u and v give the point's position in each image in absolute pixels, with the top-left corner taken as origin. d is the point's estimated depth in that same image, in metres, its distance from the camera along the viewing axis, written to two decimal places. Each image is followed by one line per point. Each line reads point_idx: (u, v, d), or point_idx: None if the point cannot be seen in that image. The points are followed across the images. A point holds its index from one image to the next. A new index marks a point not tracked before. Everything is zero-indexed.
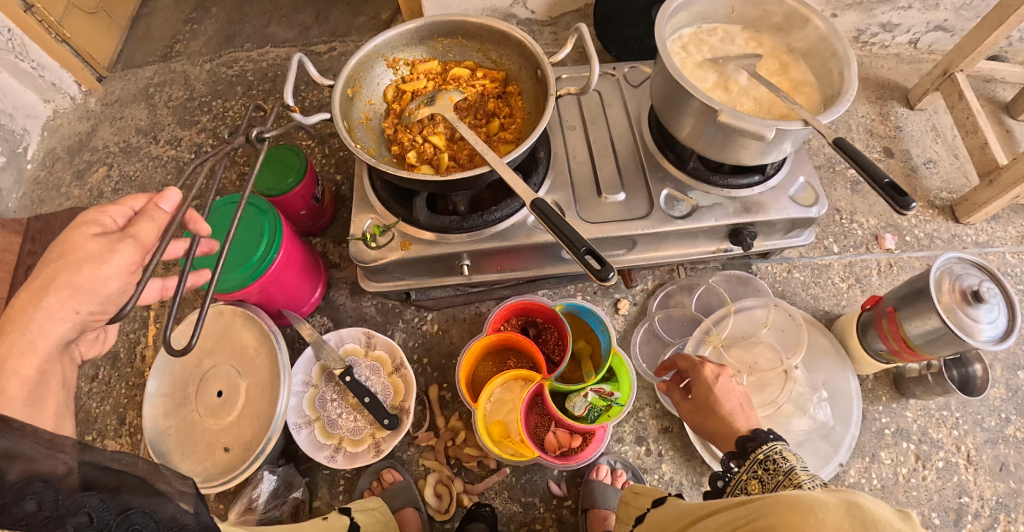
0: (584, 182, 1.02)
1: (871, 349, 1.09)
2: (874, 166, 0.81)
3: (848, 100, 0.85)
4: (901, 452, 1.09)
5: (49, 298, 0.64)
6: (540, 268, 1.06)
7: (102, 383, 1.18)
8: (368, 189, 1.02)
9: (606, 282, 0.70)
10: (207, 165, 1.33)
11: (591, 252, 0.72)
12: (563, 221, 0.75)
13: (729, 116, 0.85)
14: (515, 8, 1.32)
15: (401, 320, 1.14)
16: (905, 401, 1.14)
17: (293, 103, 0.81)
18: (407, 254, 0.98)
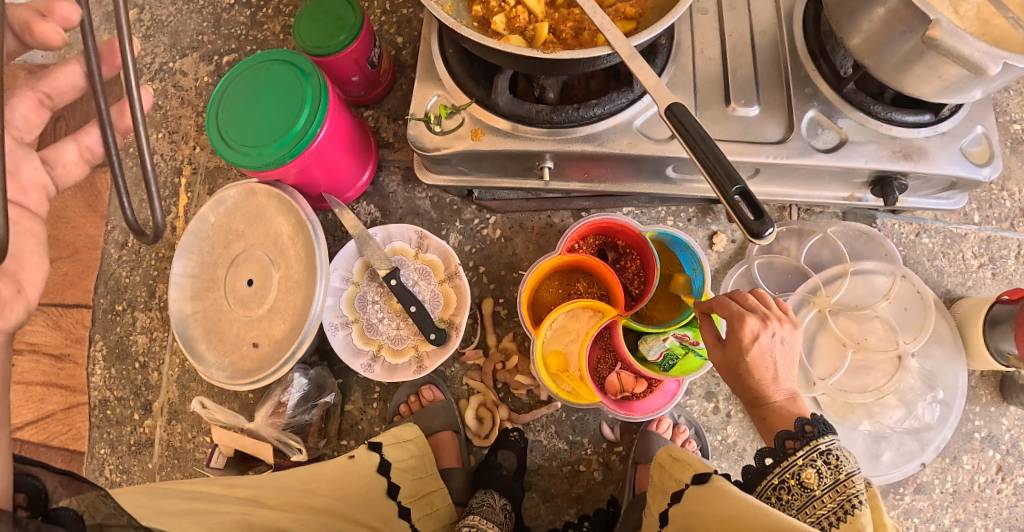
0: (710, 87, 0.83)
1: (996, 348, 0.91)
2: None
3: None
4: (985, 459, 0.94)
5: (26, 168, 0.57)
6: (634, 184, 0.88)
7: (132, 251, 1.08)
8: (439, 63, 0.83)
9: (760, 240, 0.54)
10: (249, 13, 1.12)
11: (745, 194, 0.55)
12: (705, 142, 0.56)
13: (945, 31, 0.65)
14: None
15: (458, 220, 0.98)
16: (1005, 406, 0.96)
17: None
18: (477, 145, 0.81)
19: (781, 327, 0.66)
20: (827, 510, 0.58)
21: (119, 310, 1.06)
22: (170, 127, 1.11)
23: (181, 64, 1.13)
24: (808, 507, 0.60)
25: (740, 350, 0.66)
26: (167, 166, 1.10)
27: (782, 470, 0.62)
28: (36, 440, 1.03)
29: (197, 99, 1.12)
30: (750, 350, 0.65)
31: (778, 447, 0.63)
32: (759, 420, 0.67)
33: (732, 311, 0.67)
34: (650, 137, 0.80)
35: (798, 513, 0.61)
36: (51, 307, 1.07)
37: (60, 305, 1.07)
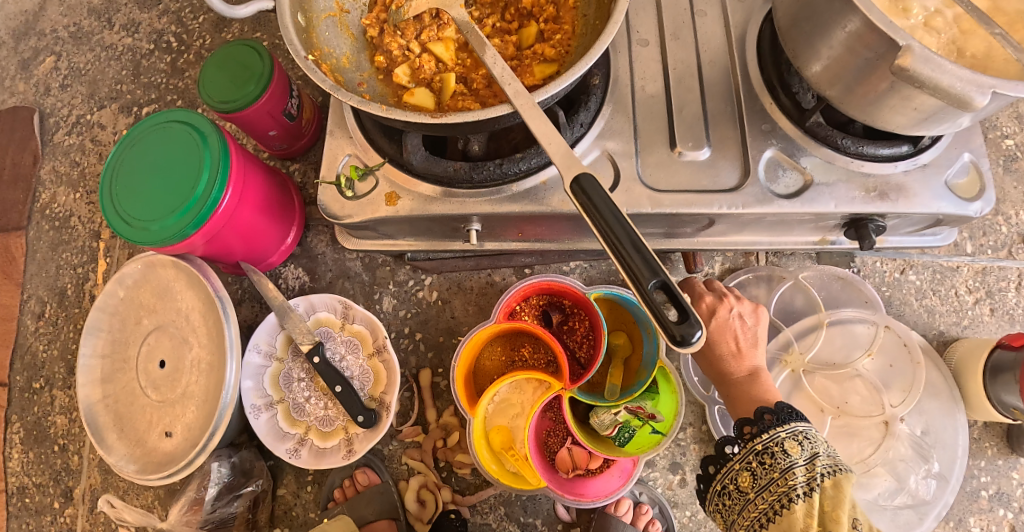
0: (654, 128, 0.73)
1: (1000, 400, 0.80)
2: None
3: None
4: (995, 521, 0.83)
5: None
6: (574, 239, 0.79)
7: (49, 323, 1.01)
8: (349, 117, 0.73)
9: (686, 346, 0.45)
10: (169, 59, 1.05)
11: (665, 287, 0.46)
12: (620, 225, 0.47)
13: (917, 59, 0.53)
14: None
15: (393, 283, 0.89)
16: (1014, 459, 0.85)
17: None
18: (392, 211, 0.71)
19: (738, 304, 0.74)
20: (760, 511, 0.59)
21: (36, 388, 0.99)
22: (87, 186, 1.05)
23: (99, 116, 1.06)
24: (747, 510, 0.61)
25: (703, 323, 0.73)
26: (85, 230, 1.04)
27: (722, 475, 0.64)
28: None
29: None
30: (711, 322, 0.72)
31: (718, 453, 0.65)
32: (728, 398, 0.70)
33: (695, 292, 0.77)
34: None
35: (739, 516, 0.62)
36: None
37: None
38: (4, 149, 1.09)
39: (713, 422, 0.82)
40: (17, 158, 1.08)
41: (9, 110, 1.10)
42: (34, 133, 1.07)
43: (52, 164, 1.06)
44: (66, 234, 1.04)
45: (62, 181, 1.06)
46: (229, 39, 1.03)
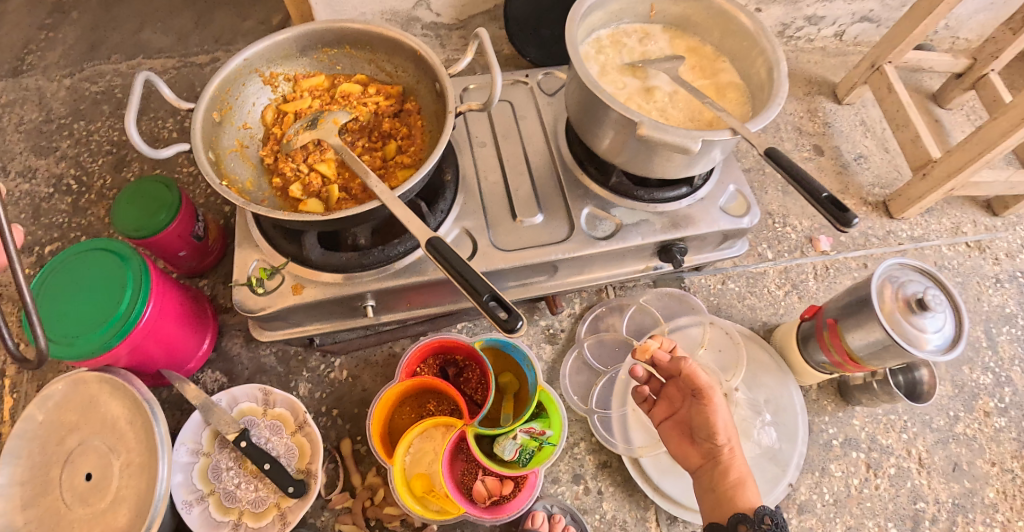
0: (499, 206, 0.95)
1: (813, 361, 1.04)
2: (807, 178, 0.78)
3: (777, 103, 0.81)
4: (851, 462, 1.05)
5: None
6: (456, 302, 0.97)
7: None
8: (255, 228, 0.89)
9: (514, 332, 0.64)
10: (70, 200, 1.14)
11: (495, 298, 0.65)
12: (459, 263, 0.67)
13: (650, 128, 0.79)
14: (418, 11, 1.14)
15: (305, 370, 1.01)
16: (850, 408, 1.09)
17: (135, 136, 0.69)
18: (298, 299, 0.86)
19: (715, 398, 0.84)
20: None
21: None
22: None
23: None
24: None
25: (707, 424, 0.82)
26: None
27: None
28: None
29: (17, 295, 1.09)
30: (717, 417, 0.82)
31: (731, 525, 0.75)
32: (713, 498, 0.80)
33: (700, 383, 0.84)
34: None
35: None
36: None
37: None
38: None
39: (596, 429, 0.98)
40: None
41: None
42: None
43: None
44: None
45: None
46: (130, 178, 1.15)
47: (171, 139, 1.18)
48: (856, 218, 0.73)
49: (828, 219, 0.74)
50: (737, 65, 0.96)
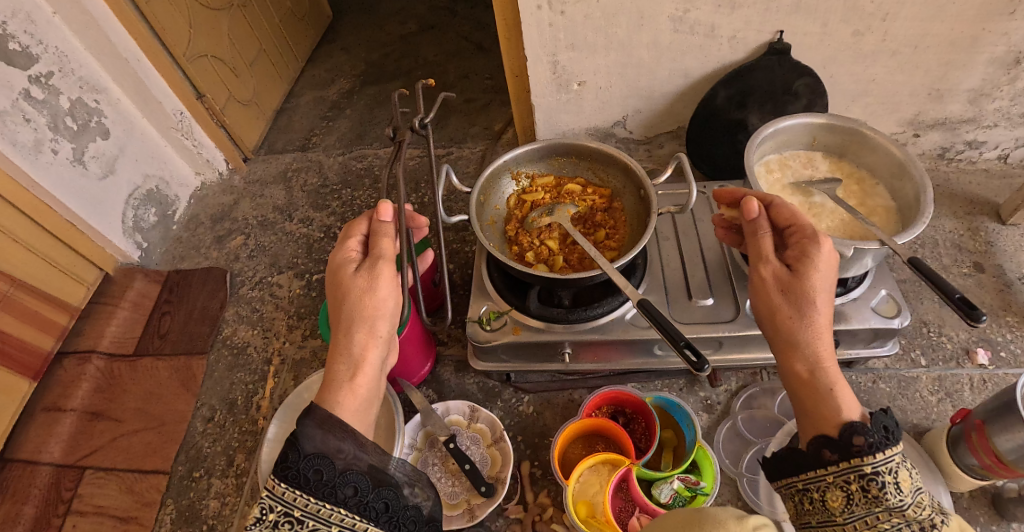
0: (677, 288, 1.16)
1: (964, 464, 1.07)
2: (945, 280, 0.93)
3: (923, 222, 0.98)
4: None
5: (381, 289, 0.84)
6: (631, 362, 1.16)
7: (216, 426, 1.38)
8: (485, 278, 1.17)
9: (702, 373, 0.79)
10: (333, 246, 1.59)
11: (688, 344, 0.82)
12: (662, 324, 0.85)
13: None
14: (615, 129, 1.49)
15: (500, 400, 1.23)
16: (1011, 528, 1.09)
17: (439, 203, 0.99)
18: (517, 337, 1.10)
19: None
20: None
21: (195, 476, 1.33)
22: (263, 325, 1.50)
23: (278, 278, 1.57)
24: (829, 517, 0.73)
25: None
26: (258, 356, 1.46)
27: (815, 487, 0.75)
28: None
29: (289, 304, 1.52)
30: None
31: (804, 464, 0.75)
32: None
33: None
34: (637, 324, 1.10)
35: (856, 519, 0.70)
36: (127, 473, 1.35)
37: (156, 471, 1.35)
38: (197, 295, 1.60)
39: (744, 489, 1.09)
40: (208, 303, 1.57)
41: (206, 269, 1.64)
42: (225, 287, 1.58)
43: (235, 308, 1.55)
44: (243, 359, 1.46)
45: (238, 320, 1.54)
46: None
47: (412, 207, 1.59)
48: (986, 317, 0.87)
49: (959, 315, 0.88)
50: (887, 189, 1.13)
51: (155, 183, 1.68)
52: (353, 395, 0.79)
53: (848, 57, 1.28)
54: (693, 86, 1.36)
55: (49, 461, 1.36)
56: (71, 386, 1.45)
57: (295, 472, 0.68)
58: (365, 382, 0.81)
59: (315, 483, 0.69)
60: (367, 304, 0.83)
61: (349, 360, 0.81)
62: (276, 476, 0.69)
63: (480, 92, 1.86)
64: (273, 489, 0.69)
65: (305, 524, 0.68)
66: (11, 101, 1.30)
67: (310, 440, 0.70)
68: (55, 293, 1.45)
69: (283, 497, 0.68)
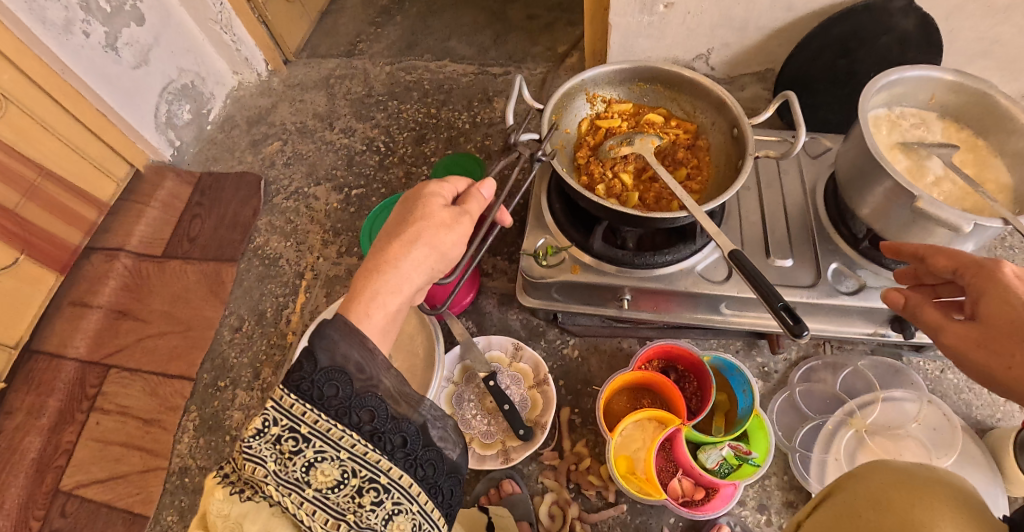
0: (756, 243, 1.05)
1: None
2: None
3: None
4: None
5: (418, 249, 0.70)
6: (692, 316, 1.05)
7: (244, 336, 1.34)
8: (544, 209, 1.07)
9: (799, 339, 0.70)
10: (377, 159, 1.48)
11: (787, 308, 0.72)
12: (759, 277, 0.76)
13: (927, 203, 0.86)
14: (696, 62, 1.34)
15: (543, 340, 1.16)
16: None
17: (513, 118, 0.90)
18: (574, 277, 1.01)
19: None
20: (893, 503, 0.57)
21: (221, 385, 1.30)
22: (297, 238, 1.43)
23: (315, 190, 1.48)
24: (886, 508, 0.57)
25: None
26: (290, 269, 1.40)
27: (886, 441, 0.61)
28: (101, 498, 1.21)
29: (324, 218, 1.44)
30: None
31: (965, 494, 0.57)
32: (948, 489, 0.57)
33: None
34: (709, 279, 0.99)
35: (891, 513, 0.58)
36: (152, 375, 1.33)
37: (180, 378, 1.32)
38: (230, 200, 1.53)
39: (794, 464, 1.02)
40: (240, 209, 1.50)
41: (240, 175, 1.55)
42: (260, 194, 1.50)
43: (269, 218, 1.47)
44: (274, 271, 1.40)
45: (272, 231, 1.46)
46: (427, 152, 1.46)
47: (463, 128, 1.49)
48: None
49: None
50: (1009, 164, 0.99)
51: (190, 79, 1.59)
52: (371, 308, 0.66)
53: (977, 9, 1.11)
54: (796, 21, 1.20)
55: (74, 357, 1.34)
56: (98, 283, 1.42)
57: (308, 384, 0.60)
58: (389, 301, 0.68)
59: (330, 401, 0.60)
60: (438, 236, 0.72)
61: (388, 271, 0.68)
62: (287, 387, 0.60)
63: (544, 9, 1.68)
64: (279, 399, 0.60)
65: (310, 444, 0.58)
66: None
67: (331, 352, 0.61)
68: (83, 186, 1.39)
69: (291, 410, 0.59)
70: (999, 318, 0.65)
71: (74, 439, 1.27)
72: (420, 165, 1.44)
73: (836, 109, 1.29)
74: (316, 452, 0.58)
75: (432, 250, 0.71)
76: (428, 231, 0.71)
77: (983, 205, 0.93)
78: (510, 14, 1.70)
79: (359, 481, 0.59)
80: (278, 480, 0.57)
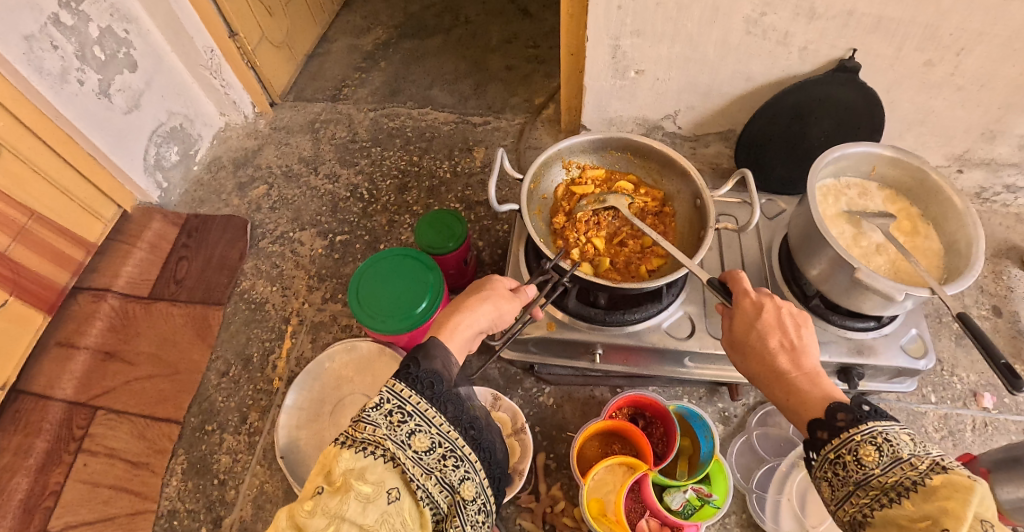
0: (716, 299, 1.13)
1: None
2: (993, 344, 0.88)
3: (973, 275, 0.97)
4: None
5: (485, 307, 0.80)
6: (659, 368, 1.16)
7: (231, 381, 1.40)
8: (523, 267, 1.15)
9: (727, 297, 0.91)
10: (361, 207, 1.59)
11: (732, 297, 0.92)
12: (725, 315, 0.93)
13: (865, 274, 0.96)
14: (664, 122, 1.44)
15: (520, 388, 1.24)
16: None
17: (494, 193, 0.98)
18: (550, 333, 1.10)
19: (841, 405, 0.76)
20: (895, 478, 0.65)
21: (209, 429, 1.35)
22: (283, 283, 1.51)
23: (300, 234, 1.58)
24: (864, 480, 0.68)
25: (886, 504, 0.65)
26: (276, 314, 1.47)
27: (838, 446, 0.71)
28: None
29: (309, 264, 1.52)
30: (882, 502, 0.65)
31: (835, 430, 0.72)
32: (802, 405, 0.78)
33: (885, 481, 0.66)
34: (674, 335, 1.09)
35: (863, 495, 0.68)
36: (139, 418, 1.36)
37: (168, 420, 1.36)
38: (217, 242, 1.59)
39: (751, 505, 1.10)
40: (227, 251, 1.57)
41: (227, 217, 1.63)
42: (247, 238, 1.58)
43: (256, 261, 1.55)
44: (262, 315, 1.47)
45: (258, 274, 1.54)
46: (410, 200, 1.57)
47: (443, 178, 1.61)
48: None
49: (1000, 380, 0.84)
50: (938, 232, 1.11)
51: (179, 121, 1.67)
52: (455, 331, 0.75)
53: (915, 85, 1.22)
54: (753, 90, 1.31)
55: (62, 398, 1.35)
56: (85, 323, 1.42)
57: (413, 373, 0.67)
58: (467, 330, 0.77)
59: (427, 386, 0.66)
60: (499, 305, 0.82)
61: (471, 305, 0.79)
62: (396, 378, 0.66)
63: (521, 60, 1.84)
64: (392, 385, 0.65)
65: (411, 419, 0.63)
66: (40, 25, 1.26)
67: (431, 356, 0.69)
68: (71, 228, 1.41)
69: (398, 393, 0.64)
70: (764, 354, 0.83)
71: (62, 480, 1.27)
72: (403, 214, 1.56)
73: (789, 168, 1.41)
74: (415, 426, 0.63)
75: (493, 311, 0.81)
76: (493, 297, 0.82)
77: (913, 272, 1.04)
78: (490, 62, 1.84)
79: (448, 451, 0.63)
80: (393, 441, 0.60)
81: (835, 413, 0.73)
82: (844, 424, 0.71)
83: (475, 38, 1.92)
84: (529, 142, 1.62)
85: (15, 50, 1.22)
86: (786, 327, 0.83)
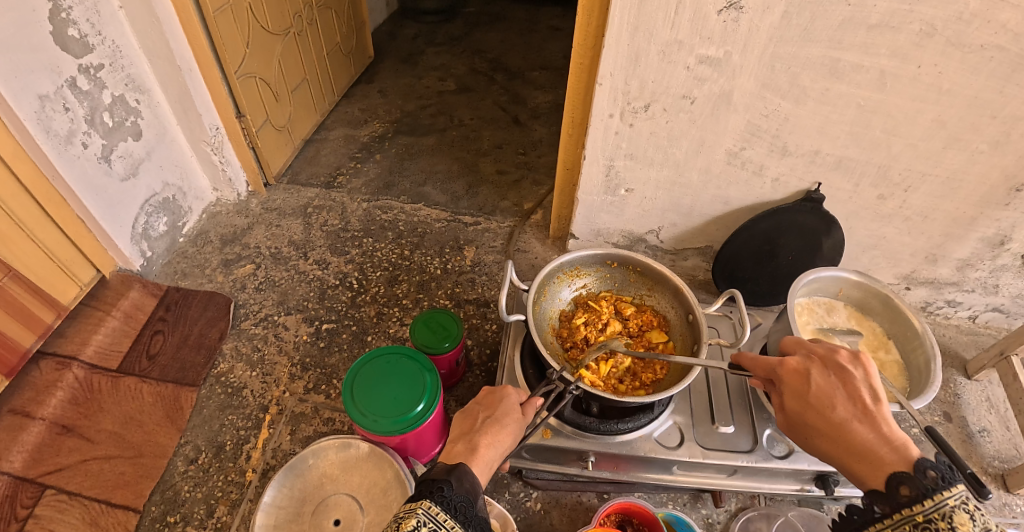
0: (702, 409, 1.20)
1: None
2: (955, 453, 0.93)
3: (934, 389, 1.07)
4: None
5: (506, 440, 0.84)
6: (646, 475, 1.19)
7: (199, 469, 1.32)
8: (518, 370, 1.18)
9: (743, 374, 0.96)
10: (349, 296, 1.61)
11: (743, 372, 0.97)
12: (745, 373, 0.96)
13: None
14: (648, 236, 1.57)
15: (507, 492, 1.23)
16: None
17: (503, 304, 1.02)
18: (544, 440, 1.13)
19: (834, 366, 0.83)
20: None
21: (170, 521, 1.25)
22: (263, 369, 1.48)
23: (285, 319, 1.57)
24: None
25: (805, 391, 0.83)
26: (253, 400, 1.43)
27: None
28: None
29: (292, 350, 1.51)
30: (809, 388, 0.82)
31: (888, 495, 0.72)
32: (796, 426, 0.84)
33: None
34: (664, 444, 1.14)
35: None
36: (94, 503, 1.25)
37: (121, 506, 1.26)
38: (196, 319, 1.56)
39: None
40: (206, 330, 1.53)
41: (208, 294, 1.61)
42: (229, 318, 1.56)
43: (236, 342, 1.52)
44: (237, 401, 1.43)
45: (237, 356, 1.51)
46: (399, 292, 1.61)
47: (433, 272, 1.66)
48: (993, 494, 0.88)
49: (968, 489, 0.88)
50: (900, 349, 1.22)
51: (172, 193, 1.69)
52: (479, 454, 0.79)
53: (869, 216, 1.38)
54: (728, 214, 1.45)
55: (7, 471, 1.24)
56: (45, 392, 1.35)
57: (447, 495, 0.71)
58: (490, 452, 0.81)
59: (458, 509, 0.70)
60: (513, 432, 0.85)
61: (492, 428, 0.84)
62: (430, 499, 0.70)
63: (511, 165, 2.00)
64: (427, 507, 0.68)
65: None
66: (56, 87, 1.30)
67: (461, 479, 0.73)
68: (46, 289, 1.38)
69: (436, 516, 0.68)
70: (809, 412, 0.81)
71: None
72: (392, 306, 1.58)
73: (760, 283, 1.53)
74: None
75: (510, 438, 0.84)
76: (514, 425, 0.85)
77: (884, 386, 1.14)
78: (482, 165, 2.00)
79: None
80: None
81: (898, 485, 0.71)
82: (912, 499, 0.70)
83: (468, 141, 2.10)
84: (519, 246, 1.71)
85: (28, 108, 1.24)
86: (829, 394, 0.80)
